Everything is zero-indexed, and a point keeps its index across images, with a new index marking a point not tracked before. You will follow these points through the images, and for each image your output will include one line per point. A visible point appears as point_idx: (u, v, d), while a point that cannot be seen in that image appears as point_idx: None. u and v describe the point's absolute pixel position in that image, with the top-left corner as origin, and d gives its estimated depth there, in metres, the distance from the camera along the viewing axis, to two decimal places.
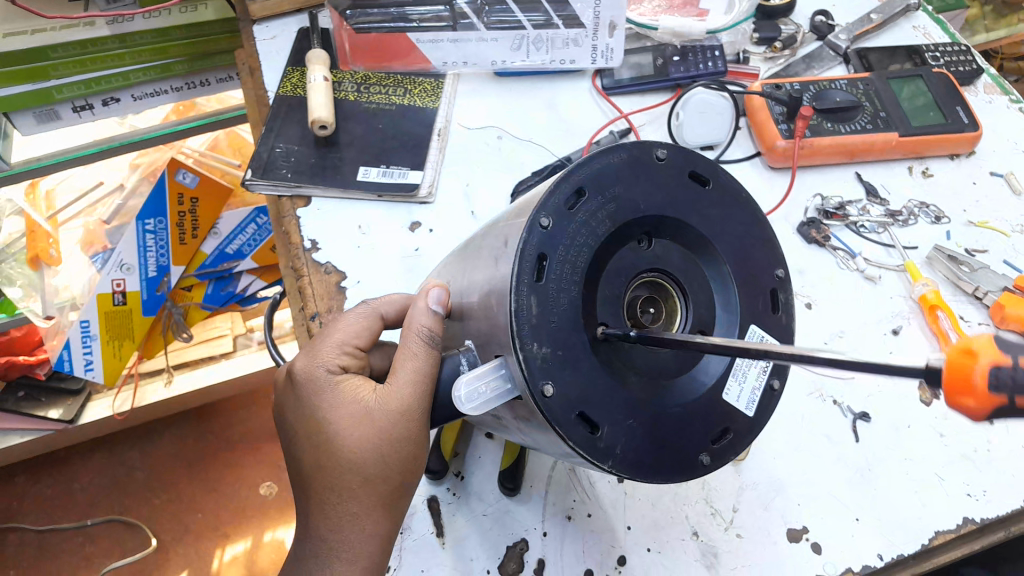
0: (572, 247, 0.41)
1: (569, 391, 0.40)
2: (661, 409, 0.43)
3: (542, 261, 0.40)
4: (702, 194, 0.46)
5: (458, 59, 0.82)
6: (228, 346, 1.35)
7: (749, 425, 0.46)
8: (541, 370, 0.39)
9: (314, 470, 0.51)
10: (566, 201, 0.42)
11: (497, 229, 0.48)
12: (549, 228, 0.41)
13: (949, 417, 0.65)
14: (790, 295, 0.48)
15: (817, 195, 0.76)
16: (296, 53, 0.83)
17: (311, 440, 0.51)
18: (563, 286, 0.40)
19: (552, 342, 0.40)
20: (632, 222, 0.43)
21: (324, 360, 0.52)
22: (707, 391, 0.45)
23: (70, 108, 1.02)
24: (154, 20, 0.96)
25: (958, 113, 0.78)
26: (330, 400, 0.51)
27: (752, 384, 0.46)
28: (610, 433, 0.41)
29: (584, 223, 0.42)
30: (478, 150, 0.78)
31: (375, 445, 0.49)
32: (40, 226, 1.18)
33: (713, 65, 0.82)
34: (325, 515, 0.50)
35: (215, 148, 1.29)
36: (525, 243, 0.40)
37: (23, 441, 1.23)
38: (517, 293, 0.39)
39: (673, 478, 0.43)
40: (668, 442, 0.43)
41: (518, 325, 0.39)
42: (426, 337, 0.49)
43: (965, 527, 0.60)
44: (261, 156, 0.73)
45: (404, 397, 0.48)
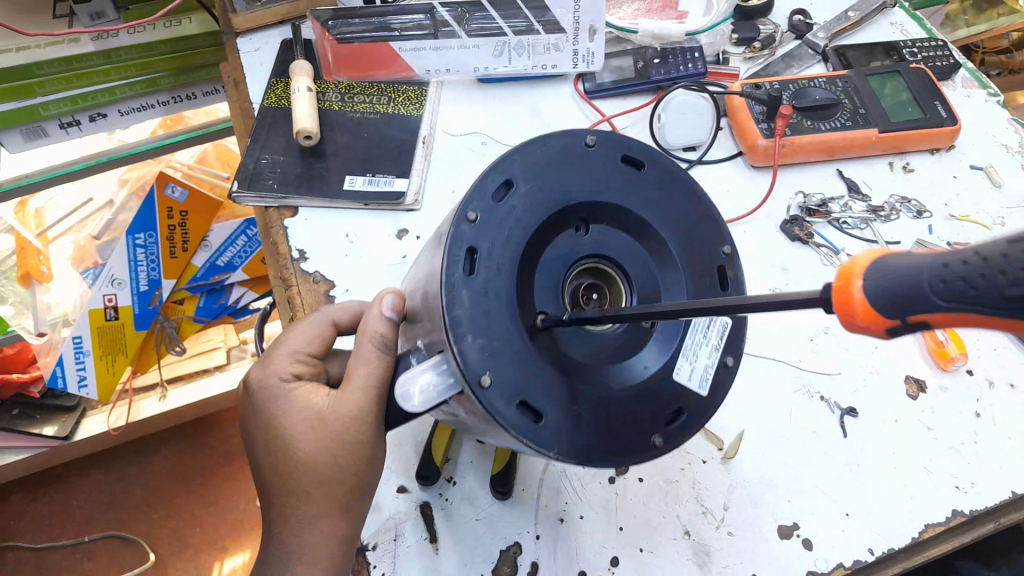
0: (501, 237, 0.42)
1: (509, 381, 0.41)
2: (605, 392, 0.43)
3: (472, 254, 0.42)
4: (638, 177, 0.46)
5: (441, 67, 0.82)
6: (221, 358, 1.34)
7: (703, 405, 0.46)
8: (479, 360, 0.40)
9: (274, 476, 0.51)
10: (494, 193, 0.44)
11: (440, 232, 0.49)
12: (477, 221, 0.43)
13: (936, 409, 0.65)
14: (739, 271, 0.47)
15: (799, 192, 0.76)
16: (280, 65, 0.83)
17: (268, 446, 0.52)
18: (494, 274, 0.42)
19: (487, 333, 0.41)
20: (565, 209, 0.44)
21: (278, 369, 0.53)
22: (654, 373, 0.45)
23: (57, 124, 1.02)
24: (139, 35, 0.97)
25: (936, 108, 0.78)
26: (285, 407, 0.51)
27: (701, 363, 0.46)
28: (554, 420, 0.41)
29: (514, 210, 0.43)
30: (463, 156, 0.79)
31: (330, 449, 0.49)
32: (30, 243, 1.19)
33: (693, 66, 0.82)
34: (286, 520, 0.51)
35: (203, 161, 1.29)
36: (455, 236, 0.42)
37: (17, 459, 1.22)
38: (447, 286, 0.41)
39: (626, 463, 0.43)
40: (615, 425, 0.43)
41: (452, 317, 0.40)
42: (379, 343, 0.49)
43: (955, 519, 0.60)
44: (246, 168, 0.74)
45: (357, 401, 0.48)
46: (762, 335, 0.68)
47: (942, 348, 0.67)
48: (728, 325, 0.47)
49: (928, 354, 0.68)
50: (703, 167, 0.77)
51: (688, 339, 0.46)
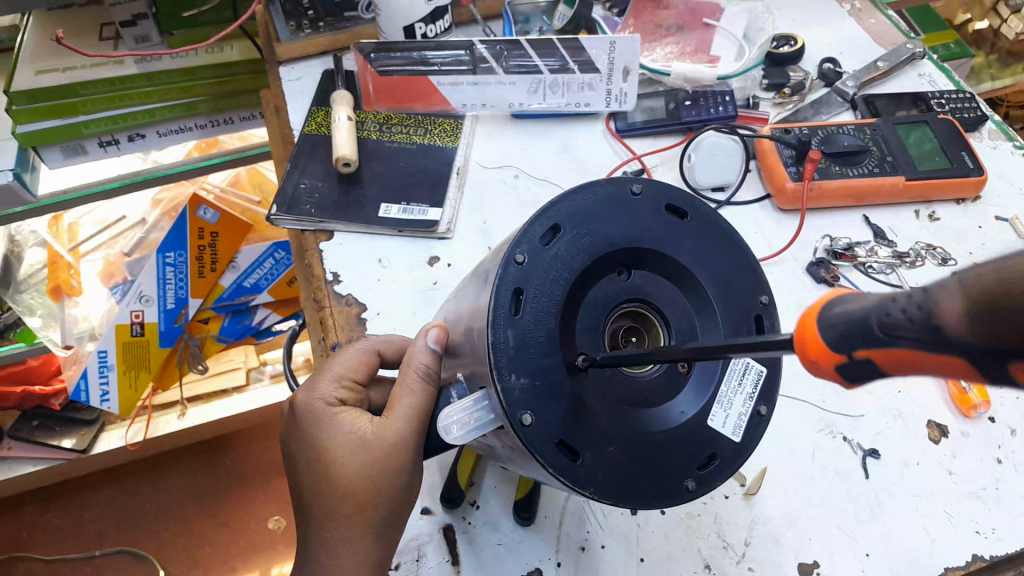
0: (547, 280, 0.44)
1: (548, 420, 0.42)
2: (641, 435, 0.44)
3: (518, 295, 0.43)
4: (680, 226, 0.47)
5: (476, 102, 0.85)
6: (240, 380, 1.36)
7: (737, 451, 0.46)
8: (521, 400, 0.42)
9: (313, 496, 0.52)
10: (541, 236, 0.44)
11: (484, 267, 0.50)
12: (525, 264, 0.44)
13: (958, 454, 0.65)
14: (776, 320, 0.48)
15: (826, 236, 0.77)
16: (321, 94, 0.86)
17: (310, 467, 0.53)
18: (539, 317, 0.43)
19: (530, 373, 0.42)
20: (608, 255, 0.45)
21: (323, 394, 0.55)
22: (691, 418, 0.46)
23: (97, 142, 1.05)
24: (182, 60, 1.00)
25: (963, 157, 0.80)
26: (329, 430, 0.53)
27: (737, 411, 0.46)
28: (591, 460, 0.43)
29: (559, 255, 0.44)
30: (495, 188, 0.80)
31: (369, 474, 0.50)
32: (62, 257, 1.22)
33: (723, 109, 0.84)
34: (321, 540, 0.51)
35: (236, 184, 1.32)
36: (502, 277, 0.43)
37: (34, 470, 1.24)
38: (494, 326, 0.42)
39: (661, 505, 0.44)
40: (650, 467, 0.44)
41: (496, 357, 0.42)
42: (424, 373, 0.51)
43: (975, 564, 0.60)
44: (285, 192, 0.76)
45: (400, 428, 0.50)
46: (787, 375, 0.69)
47: (965, 394, 0.67)
48: (766, 373, 0.47)
49: (950, 400, 0.68)
50: (731, 209, 0.79)
51: (726, 386, 0.47)
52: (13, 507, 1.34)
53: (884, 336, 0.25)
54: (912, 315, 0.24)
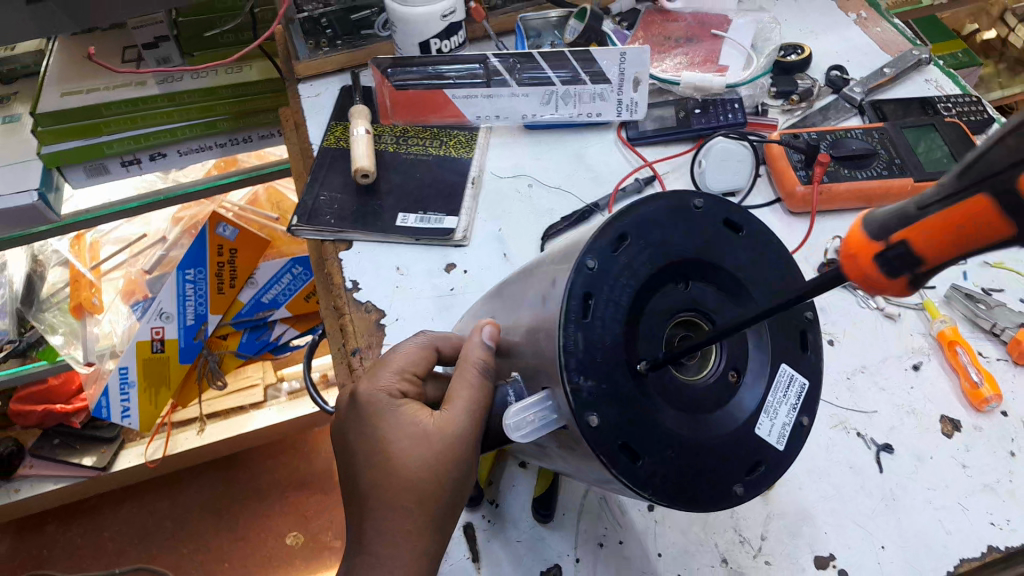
0: (616, 287, 0.44)
1: (613, 423, 0.43)
2: (699, 442, 0.45)
3: (588, 300, 0.44)
4: (736, 239, 0.49)
5: (490, 114, 0.87)
6: (257, 396, 1.36)
7: (779, 460, 0.48)
8: (587, 403, 0.42)
9: (372, 487, 0.52)
10: (610, 244, 0.45)
11: (543, 270, 0.50)
12: (595, 269, 0.44)
13: (970, 447, 0.66)
14: (816, 336, 0.51)
15: (835, 237, 0.78)
16: (339, 109, 0.88)
17: (370, 459, 0.52)
18: (608, 323, 0.44)
19: (596, 375, 0.43)
20: (673, 265, 0.46)
21: (385, 385, 0.54)
22: (740, 426, 0.47)
23: (119, 162, 1.08)
24: (202, 81, 1.03)
25: (971, 159, 0.81)
26: (391, 422, 0.53)
27: (781, 420, 0.48)
28: (650, 463, 0.44)
29: (626, 264, 0.45)
30: (509, 197, 0.82)
31: (431, 466, 0.51)
32: (84, 276, 1.23)
33: (733, 117, 0.86)
34: (380, 532, 0.51)
35: (254, 203, 1.35)
36: (572, 284, 0.44)
37: (56, 488, 1.24)
38: (564, 330, 0.43)
39: (711, 508, 0.45)
40: (703, 474, 0.45)
41: (566, 358, 0.42)
42: (482, 369, 0.52)
43: (991, 555, 0.61)
44: (306, 204, 0.78)
45: (462, 422, 0.51)
46: None
47: (977, 389, 0.67)
48: (807, 385, 0.50)
49: (963, 395, 0.69)
50: None
51: (772, 397, 0.48)
52: (34, 526, 1.36)
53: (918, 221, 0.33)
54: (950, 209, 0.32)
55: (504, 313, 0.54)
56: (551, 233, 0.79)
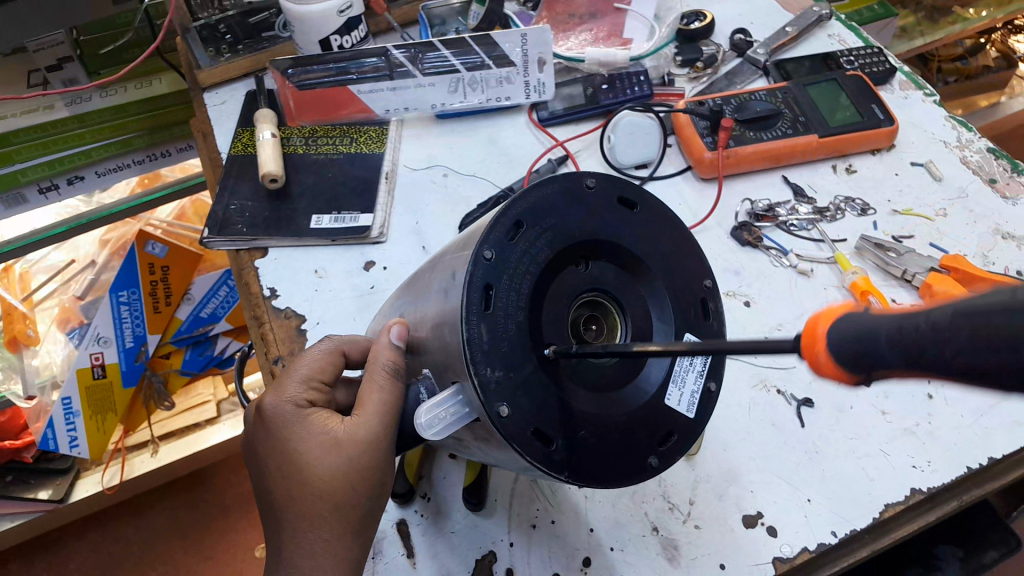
0: (516, 276, 0.43)
1: (523, 410, 0.42)
2: (607, 419, 0.45)
3: (488, 291, 0.42)
4: (631, 217, 0.48)
5: (399, 106, 0.86)
6: (211, 412, 1.31)
7: (692, 426, 0.48)
8: (496, 392, 0.41)
9: (288, 502, 0.50)
10: (505, 233, 0.44)
11: (446, 262, 0.49)
12: (493, 260, 0.43)
13: (890, 394, 0.68)
14: (719, 303, 0.50)
15: (745, 200, 0.80)
16: (246, 115, 0.86)
17: (281, 472, 0.51)
18: (510, 311, 0.42)
19: (504, 364, 0.42)
20: (570, 247, 0.45)
21: (292, 396, 0.52)
22: (651, 399, 0.47)
23: (37, 190, 1.03)
24: (111, 99, 1.00)
25: (873, 110, 0.83)
26: (301, 432, 0.51)
27: (690, 388, 0.48)
28: (563, 447, 0.43)
29: (524, 252, 0.44)
30: (425, 189, 0.82)
31: (345, 473, 0.49)
32: (16, 308, 1.20)
33: (639, 89, 0.86)
34: (298, 543, 0.49)
35: (182, 217, 1.32)
36: (471, 276, 0.42)
37: (12, 526, 1.14)
38: (467, 324, 0.41)
39: (625, 483, 0.45)
40: (616, 450, 0.45)
41: (472, 351, 0.41)
42: (391, 369, 0.50)
43: (913, 497, 0.62)
44: (216, 215, 0.77)
45: (373, 425, 0.49)
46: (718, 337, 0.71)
47: None
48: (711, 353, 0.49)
49: None
50: (653, 183, 0.81)
51: (679, 366, 0.48)
52: None
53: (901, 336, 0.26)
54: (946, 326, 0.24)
55: (412, 309, 0.52)
56: (469, 220, 0.78)
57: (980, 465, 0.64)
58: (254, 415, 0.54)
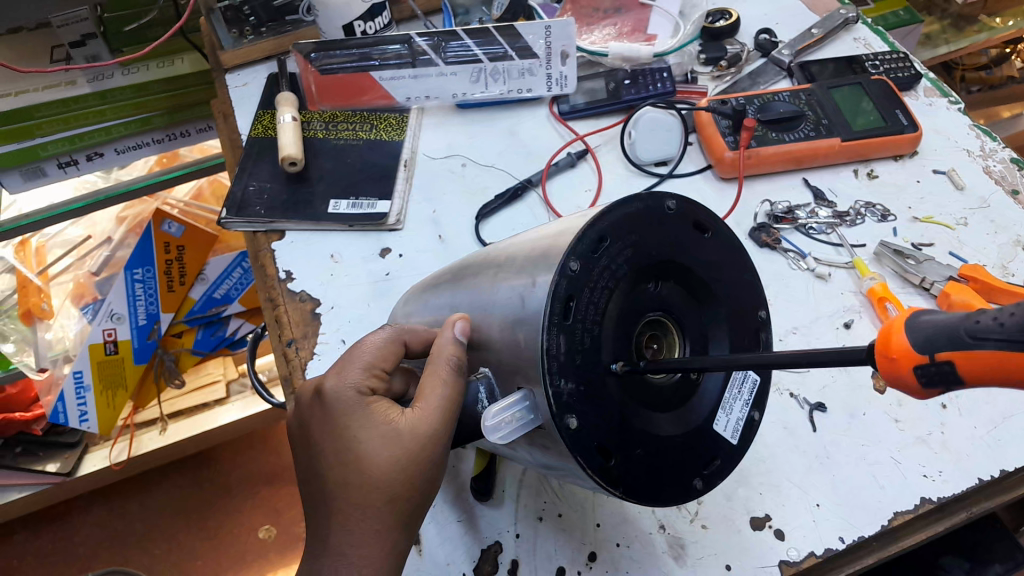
0: (596, 290, 0.42)
1: (589, 424, 0.42)
2: (663, 440, 0.45)
3: (569, 302, 0.41)
4: (703, 241, 0.47)
5: (420, 94, 0.86)
6: (220, 393, 1.29)
7: (733, 453, 0.49)
8: (566, 404, 0.41)
9: (340, 489, 0.48)
10: (591, 246, 0.42)
11: (512, 261, 0.48)
12: (578, 272, 0.42)
13: (905, 403, 0.67)
14: (770, 334, 0.50)
15: (765, 201, 0.79)
16: (267, 98, 0.86)
17: (335, 458, 0.48)
18: (588, 325, 0.42)
19: (577, 377, 0.41)
20: (646, 267, 0.44)
21: (353, 382, 0.50)
22: (701, 423, 0.47)
23: (56, 164, 1.03)
24: (132, 76, 1.01)
25: (897, 116, 0.82)
26: (361, 420, 0.49)
27: (736, 415, 0.48)
28: (620, 463, 0.43)
29: (607, 267, 0.42)
30: (443, 178, 0.82)
31: (402, 466, 0.47)
32: (31, 282, 1.20)
33: (662, 86, 0.86)
34: (347, 531, 0.47)
35: (199, 197, 1.32)
36: (555, 287, 0.41)
37: (21, 496, 1.15)
38: (547, 335, 0.41)
39: (670, 501, 0.46)
40: (666, 470, 0.45)
41: (548, 363, 0.40)
42: (455, 365, 0.48)
43: (924, 506, 0.62)
44: (234, 196, 0.77)
45: (436, 420, 0.47)
46: None
47: None
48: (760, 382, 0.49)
49: None
50: (672, 180, 0.81)
51: (729, 392, 0.48)
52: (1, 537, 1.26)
53: (973, 342, 0.28)
54: (1005, 322, 0.27)
55: (474, 303, 0.50)
56: (486, 211, 0.78)
57: (991, 477, 0.64)
58: (309, 396, 0.52)
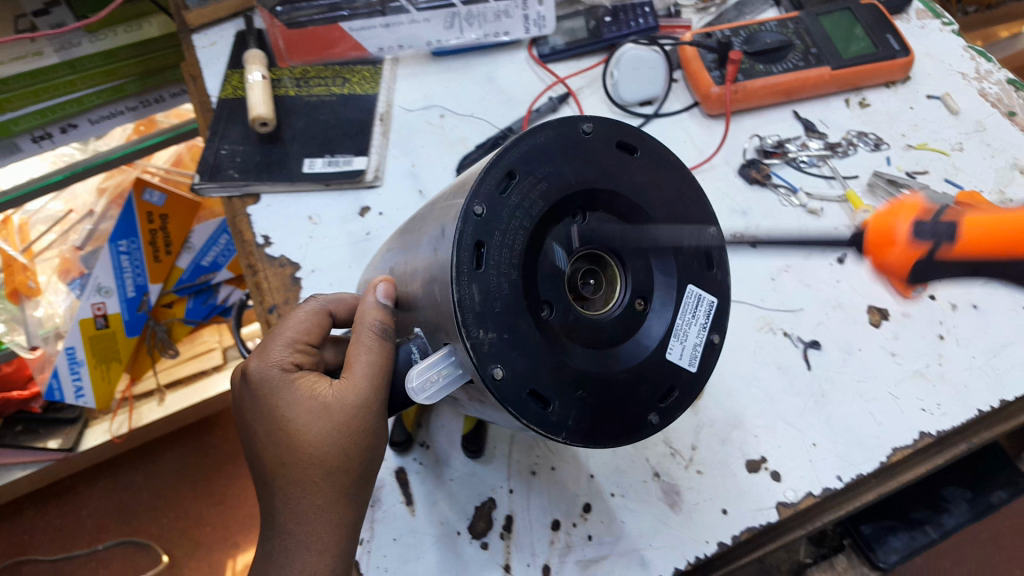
0: (508, 232, 0.40)
1: (518, 371, 0.40)
2: (608, 375, 0.43)
3: (480, 248, 0.39)
4: (631, 162, 0.45)
5: (392, 44, 0.82)
6: (217, 359, 1.27)
7: (694, 380, 0.46)
8: (490, 355, 0.39)
9: (279, 469, 0.47)
10: (497, 185, 0.41)
11: (436, 212, 0.46)
12: (485, 215, 0.40)
13: (899, 336, 0.66)
14: (723, 251, 0.48)
15: (754, 136, 0.77)
16: (235, 57, 0.83)
17: (270, 439, 0.48)
18: (502, 269, 0.40)
19: (497, 326, 0.39)
20: (565, 198, 0.42)
21: (277, 359, 0.49)
22: (652, 355, 0.45)
23: (29, 139, 1.00)
24: (101, 43, 0.95)
25: (887, 41, 0.79)
26: (290, 398, 0.47)
27: (692, 341, 0.46)
28: (561, 405, 0.41)
29: (518, 204, 0.41)
30: (421, 130, 0.79)
31: (336, 441, 0.46)
32: (16, 259, 1.15)
33: (644, 21, 0.83)
34: (292, 512, 0.47)
35: (179, 163, 1.29)
36: (461, 232, 0.39)
37: (24, 474, 1.13)
38: (458, 285, 0.38)
39: (627, 441, 0.44)
40: (617, 407, 0.43)
41: (463, 314, 0.38)
42: (379, 329, 0.46)
43: (922, 441, 0.61)
44: (206, 160, 0.73)
45: (364, 389, 0.45)
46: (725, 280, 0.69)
47: None
48: (716, 303, 0.47)
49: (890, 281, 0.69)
50: (659, 120, 0.78)
51: (681, 319, 0.46)
52: (9, 514, 1.25)
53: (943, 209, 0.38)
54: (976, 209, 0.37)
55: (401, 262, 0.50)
56: (466, 163, 0.76)
57: (991, 408, 0.63)
58: (240, 376, 0.51)
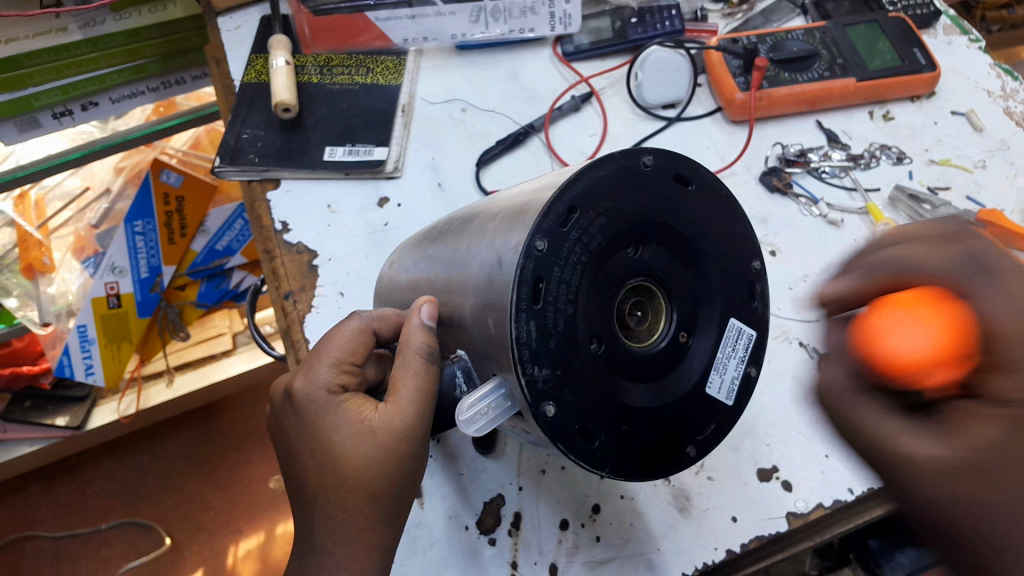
0: (568, 269, 0.39)
1: (569, 408, 0.40)
2: (651, 410, 0.43)
3: (538, 284, 0.38)
4: (686, 196, 0.44)
5: (417, 36, 0.83)
6: (227, 344, 1.26)
7: (729, 414, 0.47)
8: (544, 392, 0.39)
9: (321, 491, 0.47)
10: (559, 220, 0.39)
11: (487, 231, 0.44)
12: (546, 250, 0.39)
13: None
14: (766, 285, 0.48)
15: (777, 144, 0.77)
16: (260, 42, 0.83)
17: (314, 460, 0.47)
18: (559, 306, 0.39)
19: (552, 362, 0.39)
20: (624, 232, 0.41)
21: (323, 380, 0.48)
22: (693, 388, 0.45)
23: (51, 114, 1.00)
24: (125, 22, 0.95)
25: (914, 54, 0.79)
26: (336, 420, 0.47)
27: (731, 374, 0.46)
28: (606, 441, 0.41)
29: (578, 239, 0.39)
30: (442, 124, 0.79)
31: (382, 464, 0.46)
32: (31, 235, 1.12)
33: (670, 24, 0.83)
34: (332, 533, 0.47)
35: (197, 146, 1.30)
36: (522, 269, 0.38)
37: (32, 450, 1.15)
38: (516, 322, 0.38)
39: (662, 473, 0.44)
40: (656, 441, 0.44)
41: (519, 352, 0.38)
42: (426, 354, 0.46)
43: None
44: (228, 143, 0.73)
45: (410, 415, 0.46)
46: None
47: None
48: (755, 337, 0.48)
49: None
50: (682, 123, 0.78)
51: (722, 352, 0.46)
52: (16, 488, 1.26)
53: None
54: None
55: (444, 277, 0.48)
56: (487, 159, 0.76)
57: None
58: (282, 395, 0.51)
